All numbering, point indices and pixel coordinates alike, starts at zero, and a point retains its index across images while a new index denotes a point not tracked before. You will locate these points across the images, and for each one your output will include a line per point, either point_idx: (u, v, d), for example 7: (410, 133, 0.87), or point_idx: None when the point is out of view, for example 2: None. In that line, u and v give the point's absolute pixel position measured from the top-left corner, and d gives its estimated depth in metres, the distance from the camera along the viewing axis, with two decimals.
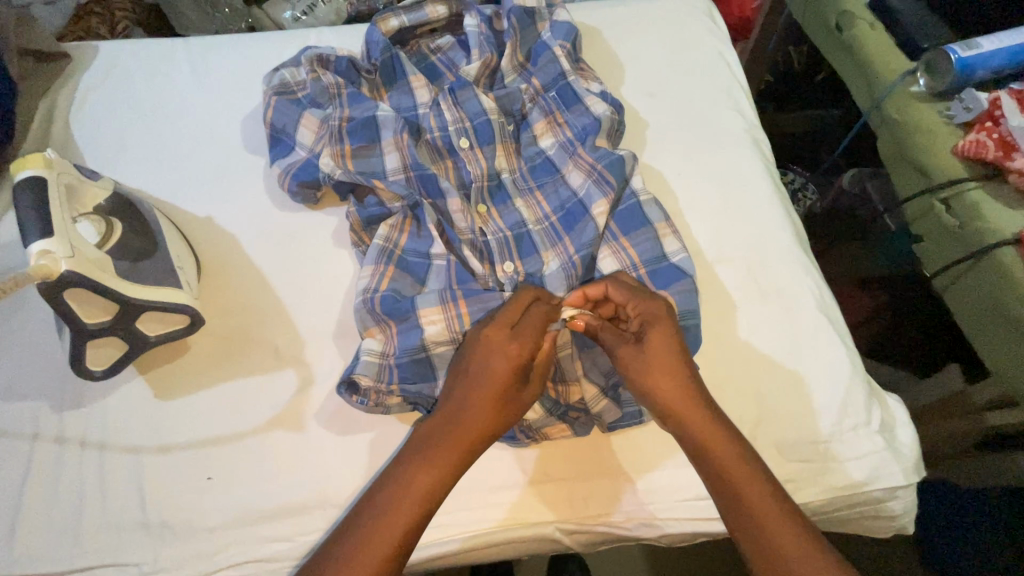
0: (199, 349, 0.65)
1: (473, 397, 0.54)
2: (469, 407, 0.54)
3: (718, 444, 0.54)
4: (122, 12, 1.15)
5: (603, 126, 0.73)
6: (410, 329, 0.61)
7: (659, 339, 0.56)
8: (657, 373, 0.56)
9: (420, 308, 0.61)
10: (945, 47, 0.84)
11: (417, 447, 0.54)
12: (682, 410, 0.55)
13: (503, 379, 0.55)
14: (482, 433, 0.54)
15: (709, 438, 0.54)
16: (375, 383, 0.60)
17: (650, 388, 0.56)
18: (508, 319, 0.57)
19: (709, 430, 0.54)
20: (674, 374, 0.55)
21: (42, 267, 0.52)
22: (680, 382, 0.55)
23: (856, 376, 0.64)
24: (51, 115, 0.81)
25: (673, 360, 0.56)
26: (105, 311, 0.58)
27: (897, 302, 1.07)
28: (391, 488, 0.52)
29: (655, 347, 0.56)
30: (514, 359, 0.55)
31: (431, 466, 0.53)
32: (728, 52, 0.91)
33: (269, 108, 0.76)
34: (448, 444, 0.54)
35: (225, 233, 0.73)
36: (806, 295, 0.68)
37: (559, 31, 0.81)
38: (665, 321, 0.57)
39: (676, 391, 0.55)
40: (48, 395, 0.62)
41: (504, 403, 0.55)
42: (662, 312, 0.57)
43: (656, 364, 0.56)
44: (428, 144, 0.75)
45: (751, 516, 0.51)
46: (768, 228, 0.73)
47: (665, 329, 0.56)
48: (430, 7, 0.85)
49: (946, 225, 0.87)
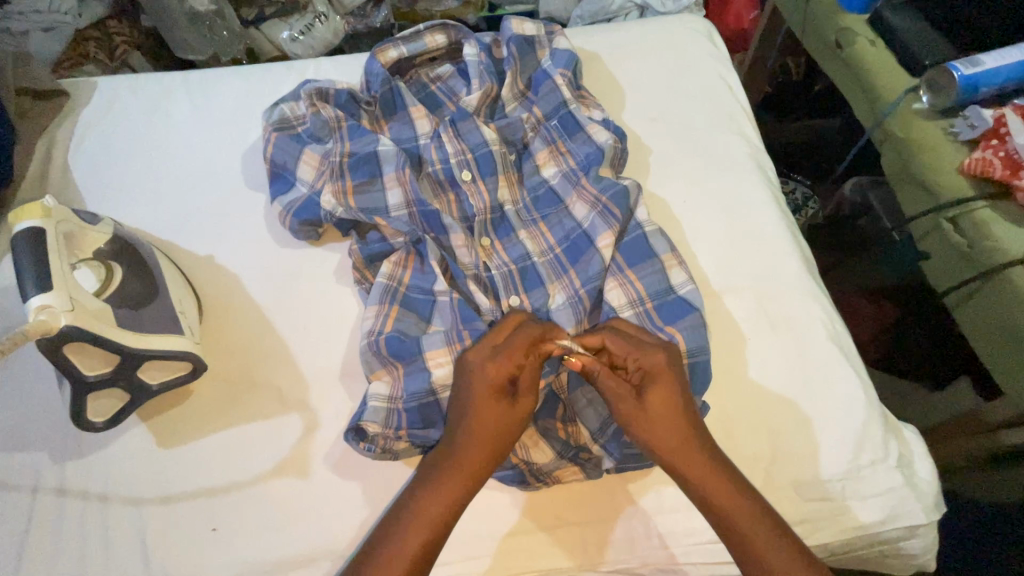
0: (201, 394, 0.64)
1: (465, 416, 0.55)
2: (464, 429, 0.55)
3: (723, 490, 0.53)
4: (122, 37, 1.16)
5: (606, 156, 0.72)
6: (418, 370, 0.60)
7: (662, 392, 0.55)
8: (659, 424, 0.55)
9: (426, 350, 0.61)
10: (947, 64, 0.84)
11: (422, 473, 0.55)
12: (688, 459, 0.54)
13: (492, 396, 0.55)
14: (483, 451, 0.54)
15: (711, 483, 0.53)
16: (382, 430, 0.59)
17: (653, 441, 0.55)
18: (491, 342, 0.57)
19: (710, 470, 0.54)
20: (678, 422, 0.55)
21: (41, 323, 0.51)
22: (685, 429, 0.55)
23: (872, 410, 0.62)
24: (49, 153, 0.81)
25: (676, 411, 0.55)
26: (106, 363, 0.57)
27: (904, 317, 1.06)
28: (402, 516, 0.52)
29: (655, 400, 0.55)
30: (498, 376, 0.56)
31: (438, 491, 0.53)
32: (730, 74, 0.90)
33: (269, 144, 0.75)
34: (451, 467, 0.54)
35: (226, 271, 0.72)
36: (817, 325, 0.67)
37: (560, 58, 0.80)
38: (670, 373, 0.56)
39: (678, 440, 0.55)
40: (49, 445, 0.61)
41: (498, 420, 0.55)
42: (664, 365, 0.56)
43: (659, 417, 0.55)
44: (431, 177, 0.75)
45: (755, 555, 0.51)
46: (775, 256, 0.72)
47: (661, 395, 0.55)
48: (429, 37, 0.84)
49: (954, 244, 0.86)
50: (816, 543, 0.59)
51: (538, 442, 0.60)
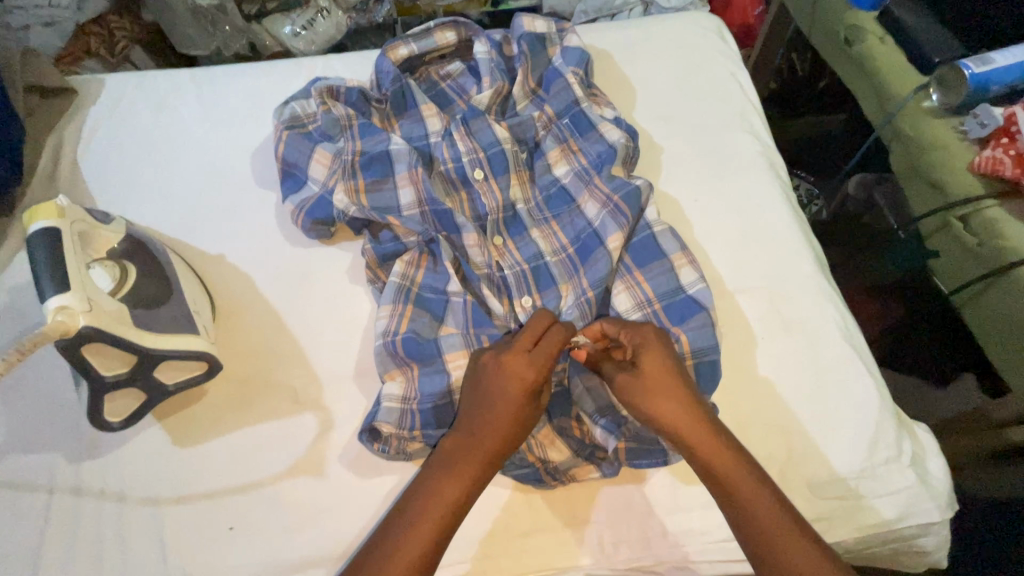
0: (215, 395, 0.64)
1: (491, 410, 0.55)
2: (488, 421, 0.54)
3: (721, 459, 0.53)
4: (122, 32, 1.15)
5: (618, 154, 0.72)
6: (435, 372, 0.61)
7: (657, 364, 0.56)
8: (660, 396, 0.55)
9: (445, 352, 0.61)
10: (958, 62, 0.83)
11: (435, 459, 0.55)
12: (697, 434, 0.54)
13: (524, 395, 0.55)
14: (503, 445, 0.54)
15: (718, 458, 0.53)
16: (397, 430, 0.59)
17: (658, 415, 0.55)
18: (523, 342, 0.57)
19: (716, 444, 0.54)
20: (683, 395, 0.55)
21: (60, 323, 0.50)
22: (690, 402, 0.55)
23: (885, 409, 0.63)
24: (57, 152, 0.80)
25: (675, 381, 0.56)
26: (123, 363, 0.56)
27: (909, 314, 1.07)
28: (423, 506, 0.52)
29: (653, 373, 0.56)
30: (536, 378, 0.55)
31: (457, 481, 0.53)
32: (740, 72, 0.90)
33: (281, 143, 0.75)
34: (473, 460, 0.53)
35: (239, 270, 0.72)
36: (830, 325, 0.67)
37: (571, 56, 0.80)
38: (659, 343, 0.57)
39: (686, 415, 0.55)
40: (64, 446, 0.61)
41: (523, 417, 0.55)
42: (653, 337, 0.58)
43: (654, 386, 0.56)
44: (443, 176, 0.75)
45: (756, 525, 0.50)
46: (786, 256, 0.72)
47: (653, 364, 0.56)
48: (440, 35, 0.84)
49: (963, 242, 0.86)
50: (830, 541, 0.59)
51: (554, 440, 0.60)
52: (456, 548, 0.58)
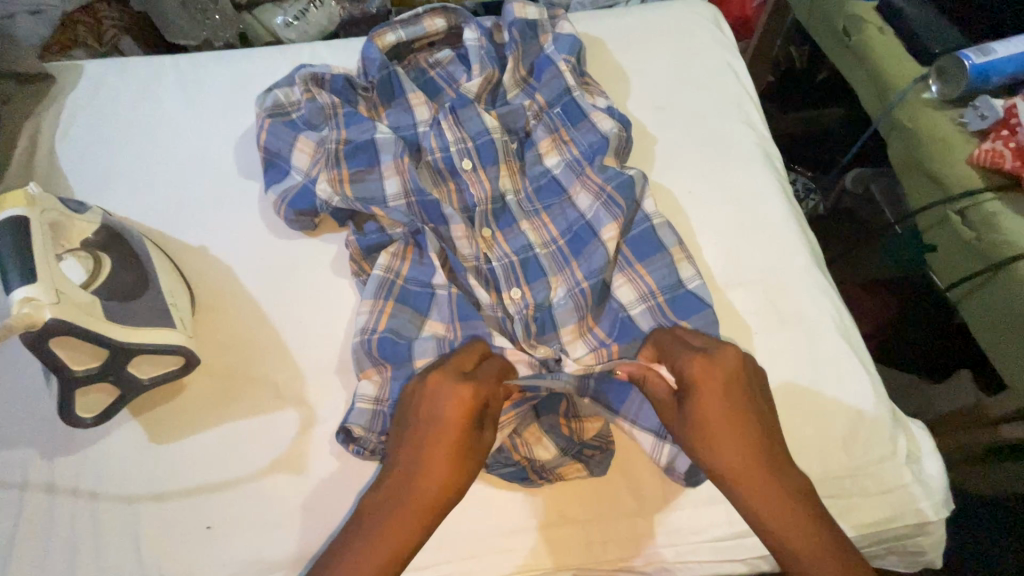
0: (194, 390, 0.62)
1: (429, 438, 0.51)
2: (427, 451, 0.51)
3: (777, 504, 0.49)
4: (111, 21, 1.12)
5: (611, 144, 0.70)
6: (403, 376, 0.59)
7: (710, 399, 0.52)
8: (714, 436, 0.51)
9: (416, 358, 0.59)
10: (958, 52, 0.82)
11: (374, 500, 0.50)
12: (752, 479, 0.50)
13: (461, 422, 0.51)
14: (449, 476, 0.50)
15: (774, 508, 0.49)
16: (367, 433, 0.58)
17: (712, 458, 0.51)
18: (455, 367, 0.55)
19: (770, 488, 0.49)
20: (741, 434, 0.51)
21: (25, 316, 0.48)
22: (748, 441, 0.51)
23: (881, 406, 0.61)
24: (35, 140, 0.78)
25: (732, 419, 0.51)
26: (94, 357, 0.54)
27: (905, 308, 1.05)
28: (361, 549, 0.48)
29: (705, 411, 0.52)
30: (474, 400, 0.52)
31: (396, 519, 0.49)
32: (737, 62, 0.88)
33: (263, 131, 0.73)
34: (411, 497, 0.49)
35: (219, 262, 0.70)
36: (826, 320, 0.66)
37: (564, 43, 0.78)
38: (716, 375, 0.52)
39: (743, 459, 0.50)
40: (37, 442, 0.59)
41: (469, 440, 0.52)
42: (706, 369, 0.53)
43: (709, 424, 0.51)
44: (430, 166, 0.73)
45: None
46: (782, 249, 0.70)
47: (707, 400, 0.52)
48: (429, 21, 0.82)
49: (962, 237, 0.85)
50: None
51: (540, 437, 0.59)
52: (441, 547, 0.56)
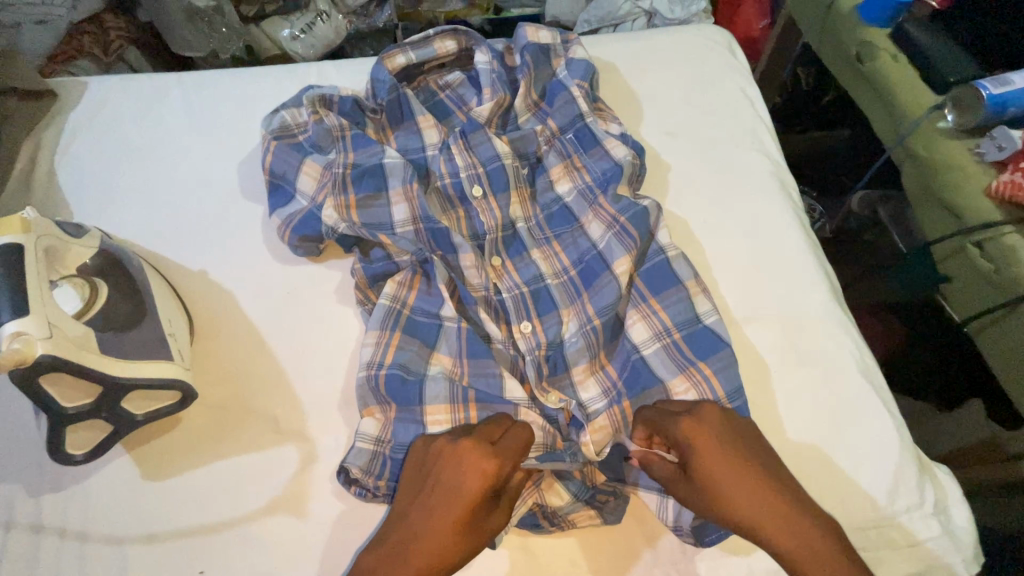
0: (191, 423, 0.60)
1: (439, 508, 0.49)
2: (431, 520, 0.49)
3: (817, 557, 0.47)
4: (117, 32, 1.11)
5: (624, 172, 0.68)
6: (412, 422, 0.57)
7: (708, 454, 0.50)
8: (731, 497, 0.49)
9: (426, 402, 0.57)
10: (975, 82, 0.80)
11: (374, 560, 0.49)
12: (785, 529, 0.48)
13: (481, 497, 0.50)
14: (448, 552, 0.48)
15: (815, 551, 0.47)
16: (363, 476, 0.55)
17: (738, 515, 0.49)
18: (485, 435, 0.53)
19: (803, 533, 0.48)
20: (751, 483, 0.50)
21: (15, 352, 0.46)
22: (762, 490, 0.49)
23: (907, 452, 0.59)
24: (35, 157, 0.77)
25: (737, 470, 0.50)
26: (86, 393, 0.52)
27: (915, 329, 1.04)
28: None
29: (710, 470, 0.50)
30: (497, 476, 0.51)
31: None
32: (751, 88, 0.87)
33: (268, 153, 0.71)
34: (414, 559, 0.48)
35: (220, 287, 0.68)
36: (847, 359, 0.63)
37: (577, 69, 0.76)
38: (709, 434, 0.51)
39: (764, 509, 0.49)
40: (25, 477, 0.56)
41: (476, 519, 0.50)
42: (698, 429, 0.51)
43: (720, 487, 0.50)
44: (439, 192, 0.72)
45: None
46: (801, 283, 0.68)
47: (708, 462, 0.50)
48: (439, 43, 0.81)
49: (980, 269, 0.83)
50: None
51: (553, 483, 0.57)
52: None
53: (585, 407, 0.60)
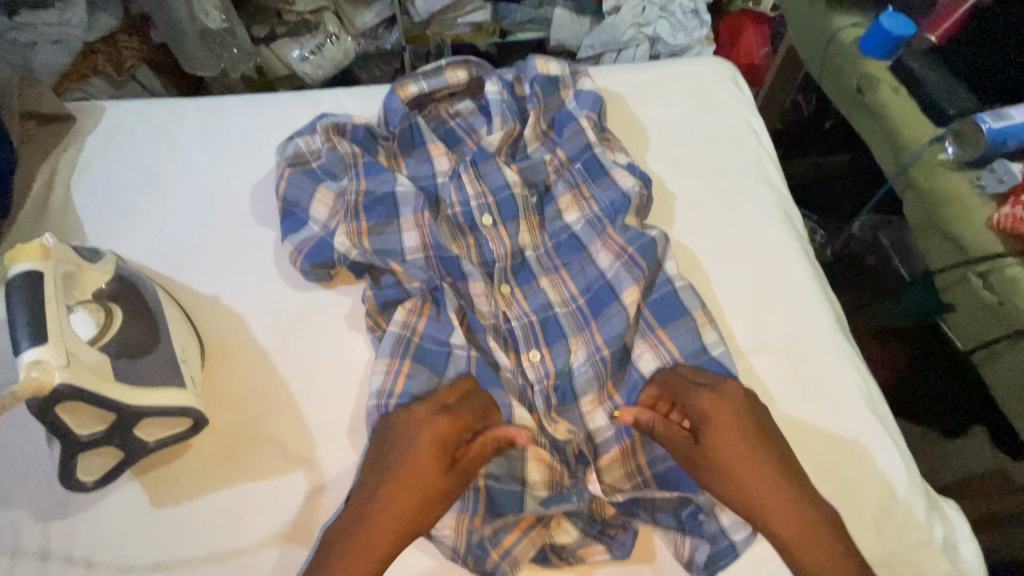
0: (199, 449, 0.60)
1: (404, 461, 0.52)
2: (410, 462, 0.52)
3: (804, 533, 0.50)
4: (131, 51, 1.13)
5: (632, 203, 0.70)
6: None
7: (724, 427, 0.53)
8: (734, 466, 0.52)
9: None
10: (974, 116, 0.83)
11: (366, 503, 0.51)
12: (777, 504, 0.51)
13: (436, 455, 0.52)
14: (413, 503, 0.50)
15: (800, 529, 0.50)
16: None
17: (737, 483, 0.52)
18: (440, 400, 0.56)
19: (789, 505, 0.51)
20: (757, 457, 0.52)
21: (33, 380, 0.46)
22: (765, 464, 0.52)
23: (915, 488, 0.59)
24: (51, 180, 0.78)
25: (748, 445, 0.53)
26: (100, 421, 0.52)
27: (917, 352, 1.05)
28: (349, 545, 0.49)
29: (718, 438, 0.53)
30: (449, 437, 0.53)
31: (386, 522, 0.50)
32: (755, 119, 0.89)
33: (282, 180, 0.72)
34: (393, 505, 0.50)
35: (231, 311, 0.69)
36: (854, 392, 0.64)
37: (585, 100, 0.78)
38: (729, 409, 0.54)
39: (761, 482, 0.51)
40: (33, 502, 0.56)
41: (445, 468, 0.52)
42: (717, 405, 0.54)
43: (727, 457, 0.52)
44: (450, 221, 0.73)
45: None
46: (807, 314, 0.69)
47: (722, 433, 0.53)
48: (451, 73, 0.82)
49: (983, 300, 0.83)
50: None
51: (560, 520, 0.57)
52: None
53: (593, 438, 0.61)
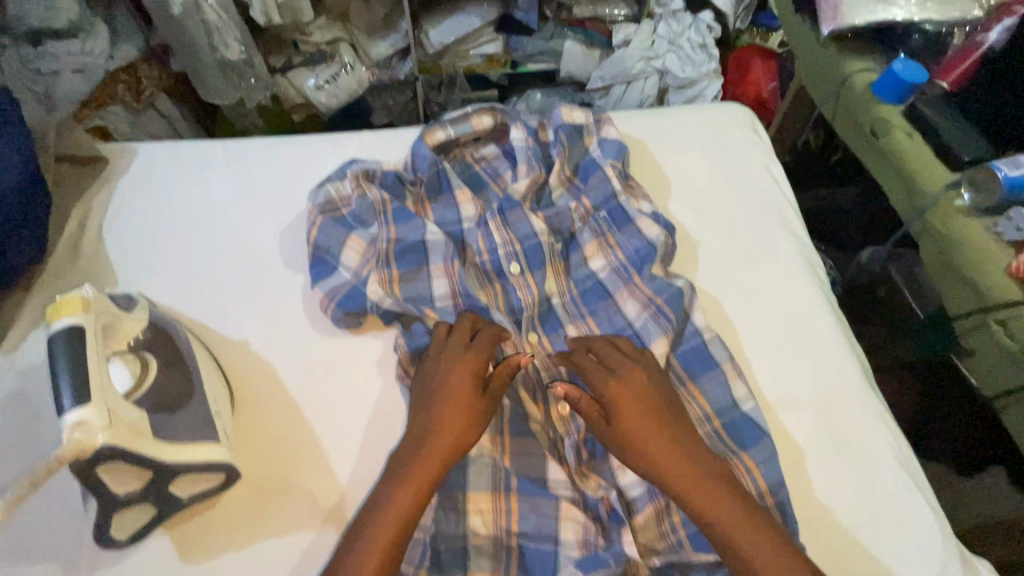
0: (229, 501, 0.60)
1: (441, 390, 0.59)
2: (446, 389, 0.59)
3: (711, 498, 0.53)
4: (150, 79, 1.15)
5: (658, 254, 0.71)
6: (453, 509, 0.57)
7: (626, 403, 0.58)
8: (641, 439, 0.56)
9: (469, 488, 0.58)
10: (991, 164, 0.85)
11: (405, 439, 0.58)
12: (682, 477, 0.54)
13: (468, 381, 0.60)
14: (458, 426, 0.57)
15: (703, 495, 0.53)
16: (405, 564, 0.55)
17: (643, 458, 0.56)
18: (462, 334, 0.64)
19: (693, 480, 0.54)
20: (660, 432, 0.57)
21: (77, 441, 0.47)
22: (668, 437, 0.56)
23: (950, 549, 0.59)
24: (82, 223, 0.79)
25: (651, 420, 0.57)
26: (138, 479, 0.52)
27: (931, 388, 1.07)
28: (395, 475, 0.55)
29: (627, 417, 0.57)
30: (477, 364, 0.61)
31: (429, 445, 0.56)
32: (774, 165, 0.90)
33: (314, 227, 0.73)
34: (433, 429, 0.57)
35: (260, 358, 0.69)
36: (884, 447, 0.64)
37: (610, 149, 0.80)
38: (632, 387, 0.59)
39: (667, 455, 0.55)
40: (62, 556, 0.56)
41: (477, 395, 0.59)
42: (621, 386, 0.59)
43: (631, 434, 0.57)
44: (477, 268, 0.74)
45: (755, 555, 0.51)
46: (833, 366, 0.69)
47: (628, 410, 0.58)
48: (476, 119, 0.84)
49: (1005, 347, 0.83)
50: None
51: None
52: None
53: (626, 493, 0.60)
